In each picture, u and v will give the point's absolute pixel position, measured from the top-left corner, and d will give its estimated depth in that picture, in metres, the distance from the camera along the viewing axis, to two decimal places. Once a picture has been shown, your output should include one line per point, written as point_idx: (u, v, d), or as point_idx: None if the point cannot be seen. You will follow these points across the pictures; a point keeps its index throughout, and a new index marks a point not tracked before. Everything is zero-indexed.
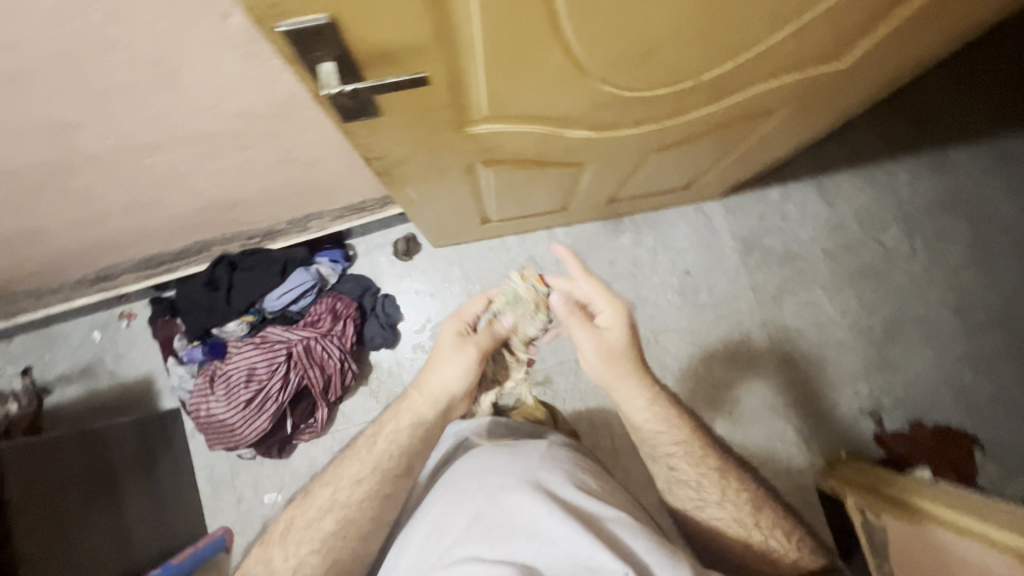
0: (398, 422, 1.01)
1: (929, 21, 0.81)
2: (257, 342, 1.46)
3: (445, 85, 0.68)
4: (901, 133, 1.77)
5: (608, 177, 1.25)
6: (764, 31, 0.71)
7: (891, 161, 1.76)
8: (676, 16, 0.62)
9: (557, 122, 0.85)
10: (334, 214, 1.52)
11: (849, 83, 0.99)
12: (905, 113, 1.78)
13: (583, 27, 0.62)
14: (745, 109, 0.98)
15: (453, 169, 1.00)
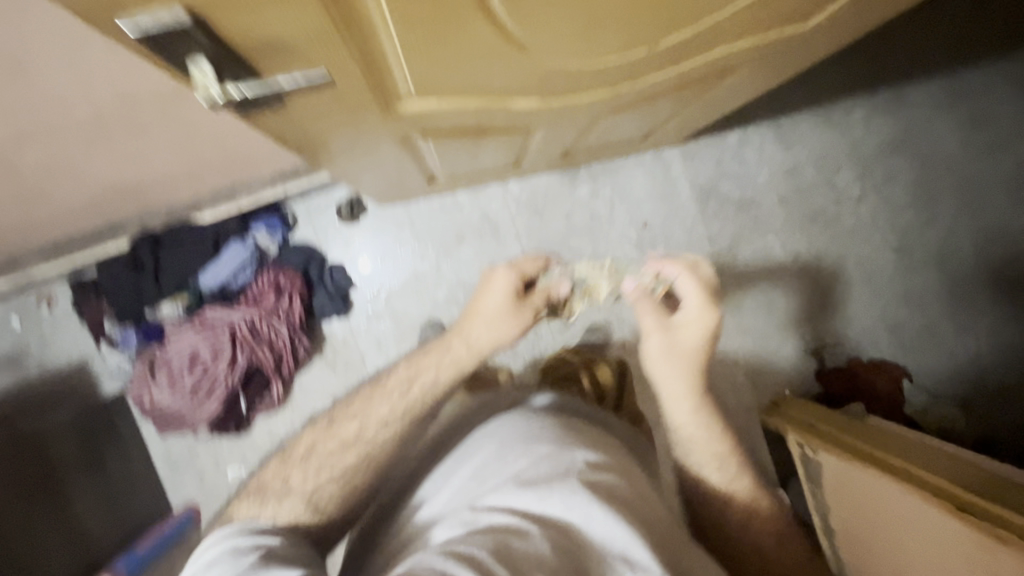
0: (441, 365, 1.01)
1: None
2: (195, 326, 1.37)
3: (358, 67, 0.58)
4: (860, 70, 1.71)
5: (560, 137, 1.16)
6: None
7: (849, 100, 1.72)
8: None
9: (496, 94, 0.76)
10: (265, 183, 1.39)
11: (810, 38, 0.92)
12: (865, 46, 1.71)
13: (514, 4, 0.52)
14: (702, 70, 0.90)
15: (387, 140, 0.90)
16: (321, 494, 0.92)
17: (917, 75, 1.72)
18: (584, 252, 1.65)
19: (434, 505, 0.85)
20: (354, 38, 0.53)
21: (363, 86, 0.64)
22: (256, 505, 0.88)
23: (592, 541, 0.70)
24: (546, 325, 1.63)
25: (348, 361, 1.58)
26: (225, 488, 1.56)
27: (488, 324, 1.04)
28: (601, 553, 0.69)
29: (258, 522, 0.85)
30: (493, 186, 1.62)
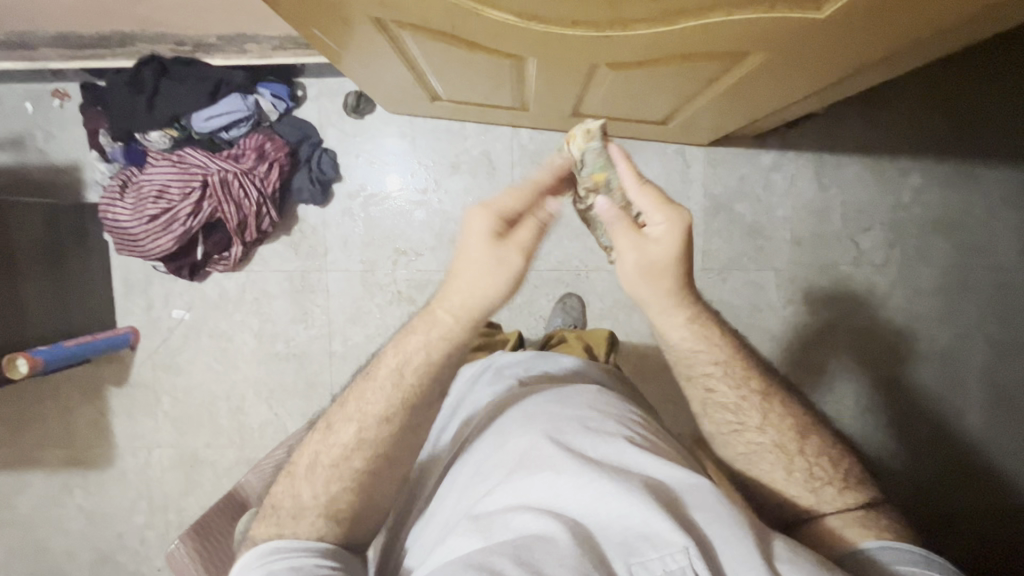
0: (428, 336, 0.83)
1: None
2: (173, 161, 1.42)
3: None
4: (933, 129, 1.54)
5: (561, 84, 1.09)
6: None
7: (909, 158, 1.55)
8: None
9: None
10: (275, 41, 1.38)
11: (833, 41, 0.81)
12: (948, 106, 1.53)
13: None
14: (703, 42, 0.82)
15: (360, 18, 0.86)
16: (337, 505, 0.86)
17: (995, 154, 1.53)
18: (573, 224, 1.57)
19: (443, 519, 0.80)
20: None
21: None
22: (274, 526, 0.86)
23: (596, 529, 0.64)
24: None
25: (313, 248, 1.60)
26: (168, 325, 1.63)
27: (475, 282, 0.75)
28: (620, 539, 0.63)
29: (287, 544, 0.82)
30: (504, 127, 1.56)
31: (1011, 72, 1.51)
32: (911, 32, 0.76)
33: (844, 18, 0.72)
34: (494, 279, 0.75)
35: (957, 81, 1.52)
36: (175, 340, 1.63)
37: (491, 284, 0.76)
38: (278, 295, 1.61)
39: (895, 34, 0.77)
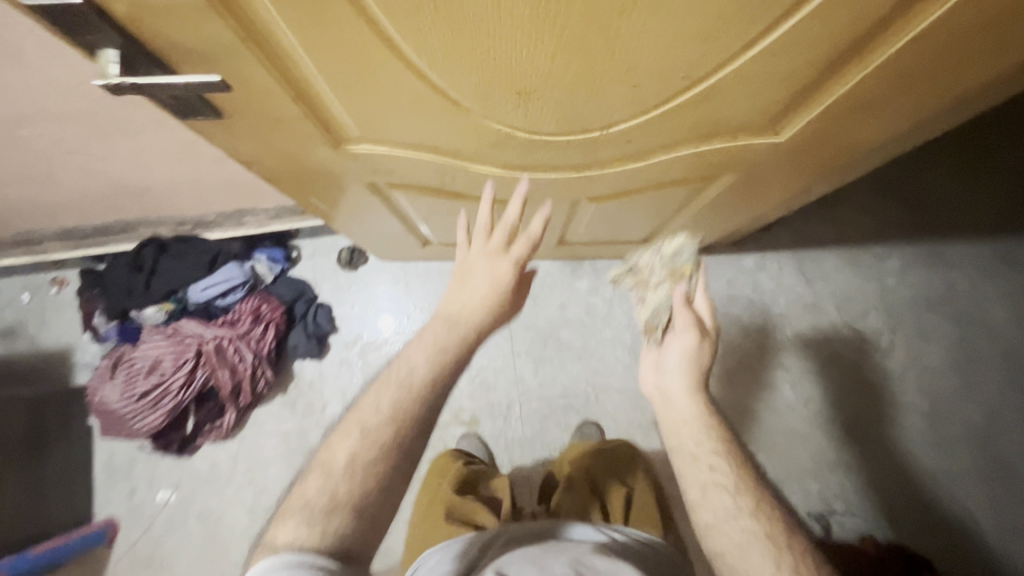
0: None
1: (868, 113, 0.72)
2: (168, 334, 1.40)
3: (287, 100, 0.62)
4: (895, 217, 1.64)
5: (547, 218, 1.15)
6: (660, 87, 0.62)
7: (880, 246, 1.63)
8: (541, 58, 0.55)
9: (449, 152, 0.77)
10: (270, 212, 1.48)
11: (792, 160, 0.89)
12: (902, 196, 1.65)
13: (425, 48, 0.54)
14: (674, 172, 0.88)
15: (358, 185, 0.92)
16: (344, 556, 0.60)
17: (960, 234, 1.61)
18: (574, 347, 1.55)
19: None
20: (269, 54, 0.55)
21: (300, 114, 0.65)
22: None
23: None
24: (519, 415, 1.50)
25: (309, 405, 1.53)
26: (150, 512, 1.48)
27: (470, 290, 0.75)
28: None
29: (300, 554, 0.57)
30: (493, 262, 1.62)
31: (948, 161, 1.65)
32: (863, 149, 0.84)
33: (800, 140, 0.80)
34: (495, 292, 0.75)
35: (903, 175, 1.66)
36: (158, 527, 1.48)
37: (481, 296, 0.75)
38: (273, 461, 1.50)
39: (848, 152, 0.85)
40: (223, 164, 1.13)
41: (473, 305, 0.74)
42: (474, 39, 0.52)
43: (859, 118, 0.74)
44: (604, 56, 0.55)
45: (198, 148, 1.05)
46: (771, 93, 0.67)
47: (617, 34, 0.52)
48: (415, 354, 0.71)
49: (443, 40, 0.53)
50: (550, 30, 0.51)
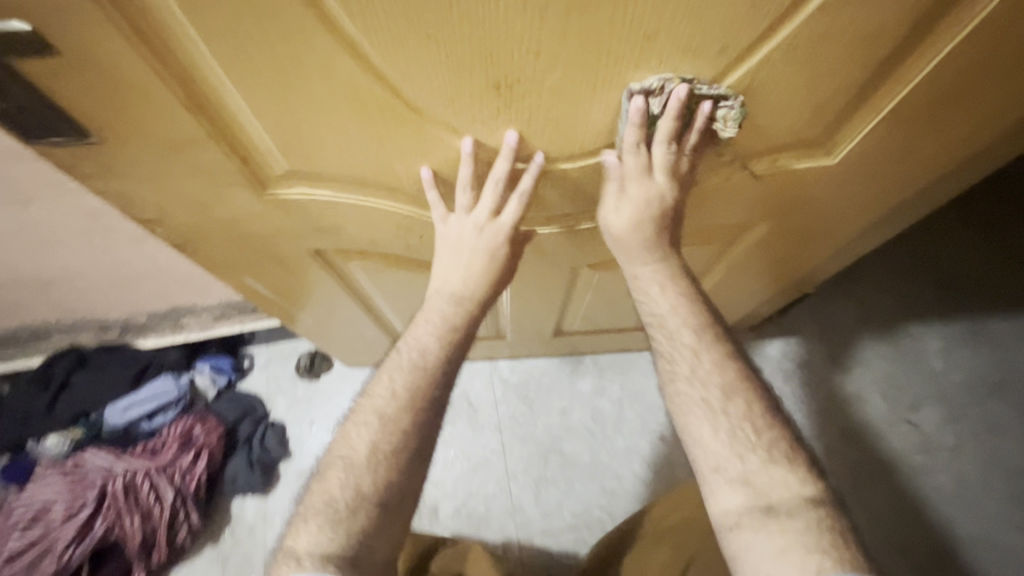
0: None
1: (954, 115, 0.56)
2: (66, 471, 1.10)
3: (181, 109, 0.43)
4: (936, 280, 1.29)
5: (545, 295, 0.94)
6: (691, 73, 0.44)
7: (923, 321, 1.26)
8: (540, 20, 0.38)
9: (417, 196, 0.57)
10: (212, 313, 1.21)
11: (850, 201, 0.70)
12: (926, 261, 1.31)
13: (369, 9, 0.36)
14: (704, 219, 0.70)
15: (308, 269, 0.69)
16: None
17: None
18: (582, 461, 1.26)
19: None
20: (143, 29, 0.37)
21: (204, 137, 0.46)
22: None
23: None
24: (518, 557, 1.16)
25: (247, 559, 1.17)
26: None
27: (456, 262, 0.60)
28: None
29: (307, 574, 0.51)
30: (479, 361, 1.37)
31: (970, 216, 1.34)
32: (933, 171, 0.67)
33: (861, 169, 0.63)
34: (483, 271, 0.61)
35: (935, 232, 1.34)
36: None
37: (477, 266, 0.61)
38: None
39: (915, 176, 0.67)
40: (147, 250, 0.92)
41: (473, 283, 0.60)
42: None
43: (943, 121, 0.57)
44: (621, 13, 0.38)
45: (115, 227, 0.86)
46: (837, 92, 0.50)
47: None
48: (421, 330, 0.62)
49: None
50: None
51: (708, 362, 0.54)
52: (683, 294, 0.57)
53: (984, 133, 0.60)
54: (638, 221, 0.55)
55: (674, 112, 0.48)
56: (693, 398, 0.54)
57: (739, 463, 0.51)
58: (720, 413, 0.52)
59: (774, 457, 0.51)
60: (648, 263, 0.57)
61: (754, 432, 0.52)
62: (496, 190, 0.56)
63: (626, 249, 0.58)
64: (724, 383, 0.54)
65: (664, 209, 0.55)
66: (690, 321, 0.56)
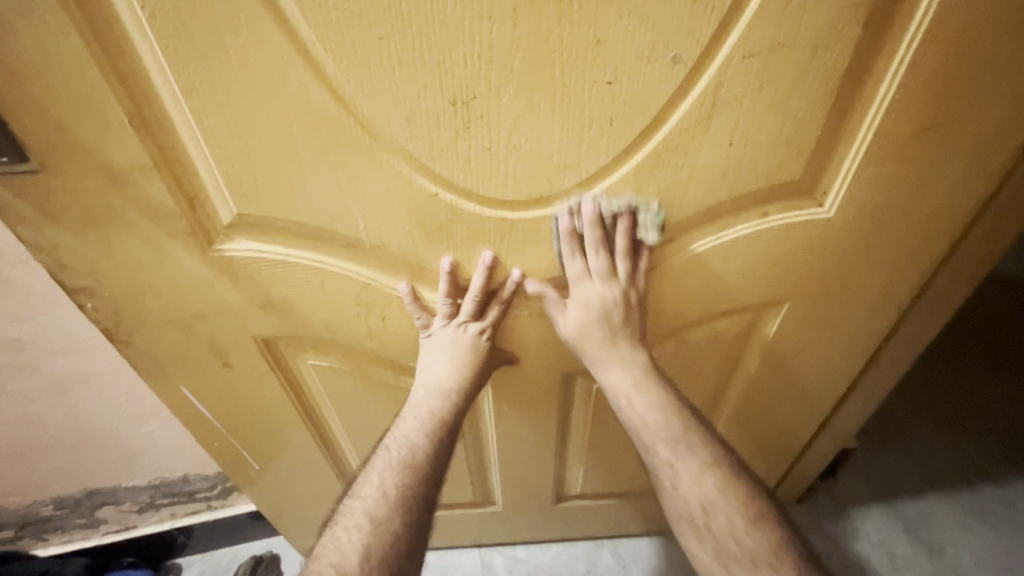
0: None
1: (961, 161, 0.49)
2: None
3: (128, 129, 0.41)
4: (985, 428, 1.07)
5: (538, 435, 0.77)
6: (649, 87, 0.41)
7: (997, 485, 1.00)
8: (490, 19, 0.37)
9: (378, 254, 0.51)
10: (138, 502, 0.96)
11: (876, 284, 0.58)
12: (976, 413, 1.09)
13: (320, 4, 0.36)
14: (704, 300, 0.59)
15: (253, 365, 0.61)
16: None
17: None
18: None
19: None
20: (101, 35, 0.37)
21: (149, 166, 0.43)
22: None
23: None
24: None
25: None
26: None
27: (435, 358, 0.57)
28: None
29: None
30: (468, 554, 1.07)
31: (976, 352, 1.18)
32: (961, 240, 0.56)
33: (876, 236, 0.54)
34: (460, 371, 0.56)
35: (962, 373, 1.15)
36: None
37: (454, 362, 0.56)
38: None
39: (944, 248, 0.56)
40: (78, 389, 0.74)
41: (455, 378, 0.56)
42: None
43: (958, 167, 0.49)
44: (572, 11, 0.37)
45: (35, 365, 0.69)
46: (824, 128, 0.46)
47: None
48: (408, 427, 0.56)
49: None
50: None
51: (686, 472, 0.54)
52: (654, 401, 0.55)
53: (1008, 192, 0.52)
54: (586, 322, 0.55)
55: (592, 228, 0.50)
56: (678, 515, 0.54)
57: (725, 572, 0.51)
58: (703, 528, 0.52)
59: (758, 567, 0.49)
60: (612, 367, 0.56)
61: (738, 542, 0.50)
62: (474, 301, 0.54)
63: (584, 349, 0.57)
64: (704, 494, 0.52)
65: (610, 312, 0.54)
66: (662, 430, 0.55)
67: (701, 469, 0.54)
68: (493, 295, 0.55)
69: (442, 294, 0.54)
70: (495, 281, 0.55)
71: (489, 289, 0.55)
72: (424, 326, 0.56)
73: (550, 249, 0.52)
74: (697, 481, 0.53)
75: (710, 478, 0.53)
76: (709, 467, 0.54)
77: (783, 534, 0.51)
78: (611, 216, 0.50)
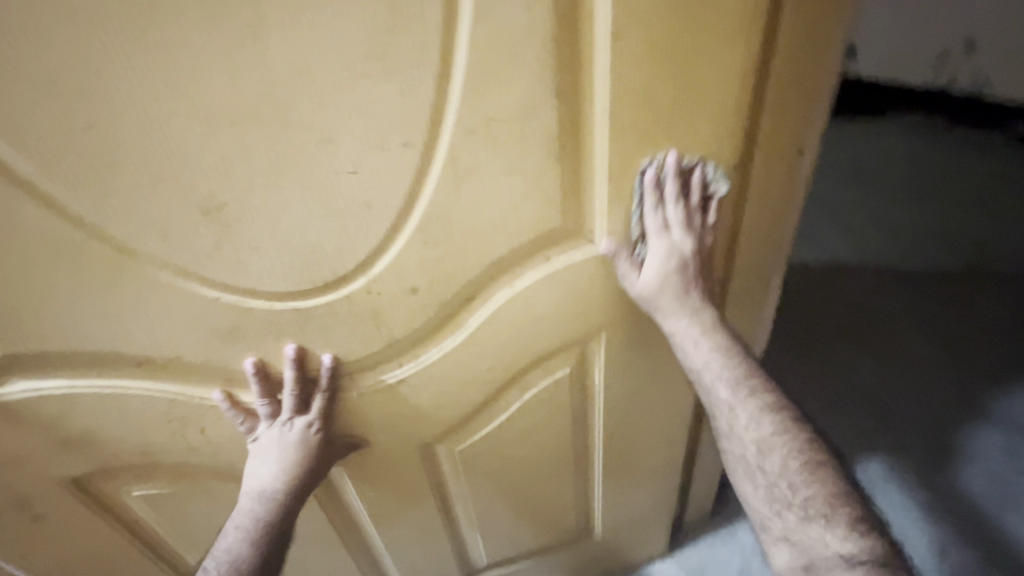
0: None
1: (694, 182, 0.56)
2: None
3: None
4: (863, 400, 1.19)
5: (418, 511, 0.75)
6: (391, 167, 0.45)
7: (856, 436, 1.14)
8: (213, 132, 0.40)
9: (175, 366, 0.50)
10: None
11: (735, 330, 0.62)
12: (835, 377, 1.23)
13: (36, 144, 0.37)
14: (525, 347, 0.62)
15: (67, 510, 0.56)
16: None
17: (951, 400, 1.18)
18: None
19: None
20: None
21: None
22: None
23: None
24: None
25: None
26: None
27: (263, 461, 0.56)
28: None
29: None
30: None
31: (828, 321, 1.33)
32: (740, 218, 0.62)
33: None
34: (287, 471, 0.56)
35: (819, 342, 1.29)
36: None
37: (281, 462, 0.55)
38: None
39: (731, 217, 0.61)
40: None
41: (283, 479, 0.56)
42: (94, 106, 0.37)
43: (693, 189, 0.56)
44: (291, 117, 0.41)
45: None
46: (566, 181, 0.52)
47: (292, 70, 0.39)
48: (229, 539, 0.55)
49: (48, 118, 0.37)
50: (188, 69, 0.37)
51: (744, 415, 0.58)
52: (719, 346, 0.59)
53: (753, 180, 0.59)
54: (665, 275, 0.57)
55: (674, 181, 0.54)
56: (736, 456, 0.59)
57: (779, 518, 0.55)
58: (758, 470, 0.57)
59: (811, 518, 0.52)
60: (681, 315, 0.59)
61: (790, 488, 0.54)
62: (292, 397, 0.54)
63: (659, 304, 0.59)
64: (760, 436, 0.56)
65: (686, 268, 0.58)
66: (725, 370, 0.58)
67: (760, 410, 0.57)
68: (315, 385, 0.56)
69: (257, 394, 0.54)
70: (311, 370, 0.55)
71: (307, 380, 0.56)
72: (250, 431, 0.56)
73: (632, 199, 0.55)
74: (754, 422, 0.57)
75: (769, 421, 0.57)
76: (768, 408, 0.57)
77: (840, 483, 0.54)
78: (690, 167, 0.54)
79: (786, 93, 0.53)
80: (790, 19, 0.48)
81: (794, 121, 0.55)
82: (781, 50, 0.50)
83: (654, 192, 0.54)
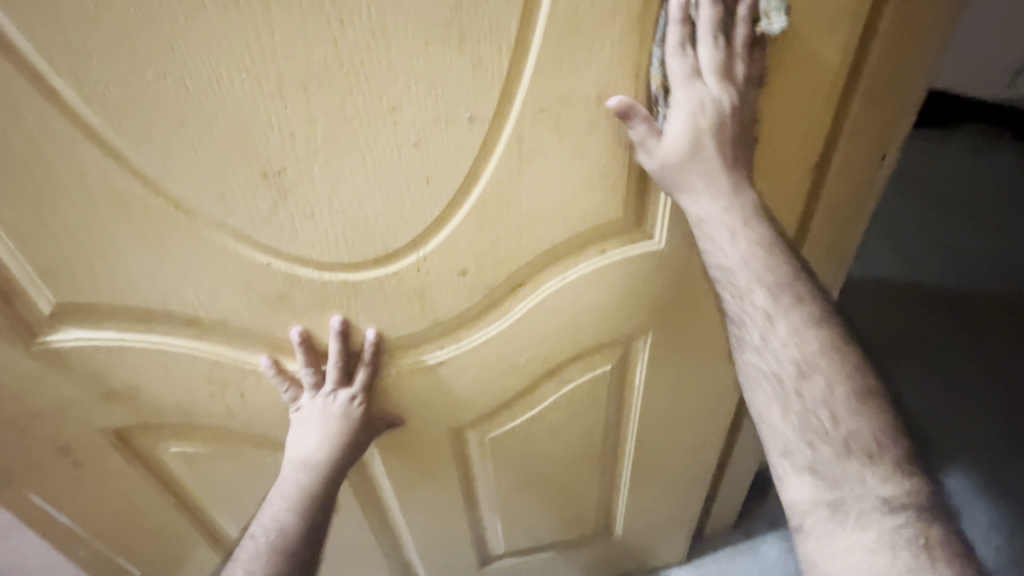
0: None
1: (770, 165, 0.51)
2: None
3: None
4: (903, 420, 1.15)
5: (440, 494, 0.75)
6: (454, 143, 0.43)
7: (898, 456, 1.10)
8: (278, 93, 0.39)
9: (220, 329, 0.50)
10: None
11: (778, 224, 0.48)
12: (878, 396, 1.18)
13: (105, 93, 0.37)
14: (569, 339, 0.60)
15: (106, 460, 0.57)
16: None
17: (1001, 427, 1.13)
18: None
19: None
20: None
21: None
22: None
23: None
24: None
25: None
26: None
27: (307, 432, 0.55)
28: None
29: None
30: None
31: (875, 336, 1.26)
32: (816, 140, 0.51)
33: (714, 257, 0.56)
34: (330, 443, 0.55)
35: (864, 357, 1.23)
36: None
37: (323, 433, 0.55)
38: None
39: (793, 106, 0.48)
40: None
41: (326, 451, 0.55)
42: (164, 58, 0.36)
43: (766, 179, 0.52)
44: (359, 83, 0.40)
45: None
46: (631, 171, 0.49)
47: (365, 34, 0.38)
48: (273, 509, 0.55)
49: (117, 66, 0.36)
50: (261, 27, 0.36)
51: (784, 329, 0.45)
52: (760, 240, 0.45)
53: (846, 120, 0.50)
54: (695, 137, 0.44)
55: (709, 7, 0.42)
56: (763, 374, 0.47)
57: (809, 449, 0.44)
58: (792, 396, 0.45)
59: (851, 455, 0.43)
60: (709, 187, 0.45)
61: (833, 419, 0.44)
62: (336, 368, 0.54)
63: (682, 179, 0.46)
64: (802, 357, 0.45)
65: (720, 129, 0.44)
66: (765, 272, 0.45)
67: (802, 325, 0.45)
68: (358, 358, 0.55)
69: (302, 363, 0.53)
70: (355, 344, 0.55)
71: (350, 353, 0.55)
72: (293, 399, 0.55)
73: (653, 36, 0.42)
74: (796, 339, 0.45)
75: (814, 338, 0.45)
76: (813, 323, 0.45)
77: (887, 415, 0.44)
78: None
79: (882, 82, 0.48)
80: (895, 6, 0.44)
81: (889, 112, 0.50)
82: (884, 35, 0.45)
83: (682, 36, 0.42)
